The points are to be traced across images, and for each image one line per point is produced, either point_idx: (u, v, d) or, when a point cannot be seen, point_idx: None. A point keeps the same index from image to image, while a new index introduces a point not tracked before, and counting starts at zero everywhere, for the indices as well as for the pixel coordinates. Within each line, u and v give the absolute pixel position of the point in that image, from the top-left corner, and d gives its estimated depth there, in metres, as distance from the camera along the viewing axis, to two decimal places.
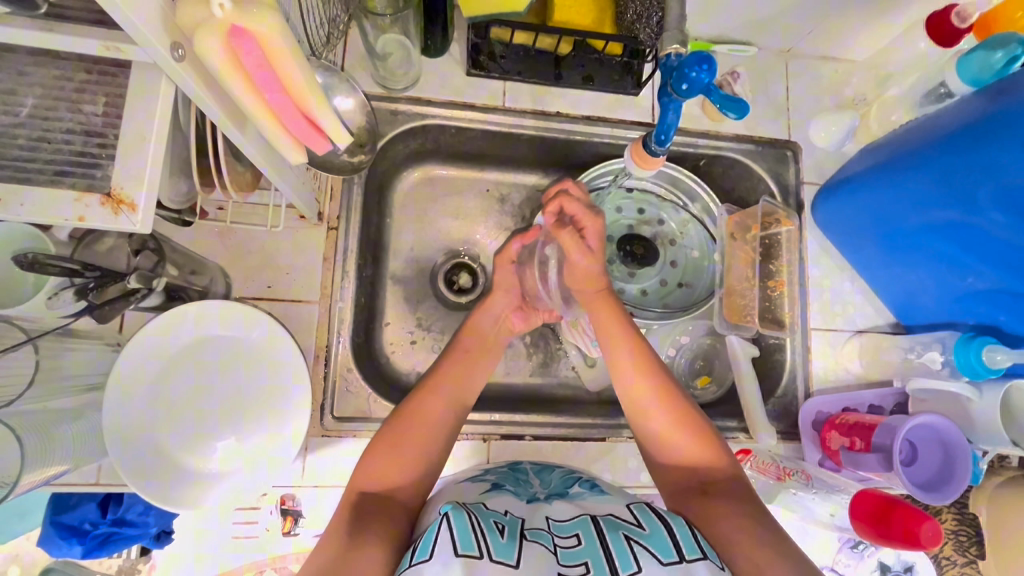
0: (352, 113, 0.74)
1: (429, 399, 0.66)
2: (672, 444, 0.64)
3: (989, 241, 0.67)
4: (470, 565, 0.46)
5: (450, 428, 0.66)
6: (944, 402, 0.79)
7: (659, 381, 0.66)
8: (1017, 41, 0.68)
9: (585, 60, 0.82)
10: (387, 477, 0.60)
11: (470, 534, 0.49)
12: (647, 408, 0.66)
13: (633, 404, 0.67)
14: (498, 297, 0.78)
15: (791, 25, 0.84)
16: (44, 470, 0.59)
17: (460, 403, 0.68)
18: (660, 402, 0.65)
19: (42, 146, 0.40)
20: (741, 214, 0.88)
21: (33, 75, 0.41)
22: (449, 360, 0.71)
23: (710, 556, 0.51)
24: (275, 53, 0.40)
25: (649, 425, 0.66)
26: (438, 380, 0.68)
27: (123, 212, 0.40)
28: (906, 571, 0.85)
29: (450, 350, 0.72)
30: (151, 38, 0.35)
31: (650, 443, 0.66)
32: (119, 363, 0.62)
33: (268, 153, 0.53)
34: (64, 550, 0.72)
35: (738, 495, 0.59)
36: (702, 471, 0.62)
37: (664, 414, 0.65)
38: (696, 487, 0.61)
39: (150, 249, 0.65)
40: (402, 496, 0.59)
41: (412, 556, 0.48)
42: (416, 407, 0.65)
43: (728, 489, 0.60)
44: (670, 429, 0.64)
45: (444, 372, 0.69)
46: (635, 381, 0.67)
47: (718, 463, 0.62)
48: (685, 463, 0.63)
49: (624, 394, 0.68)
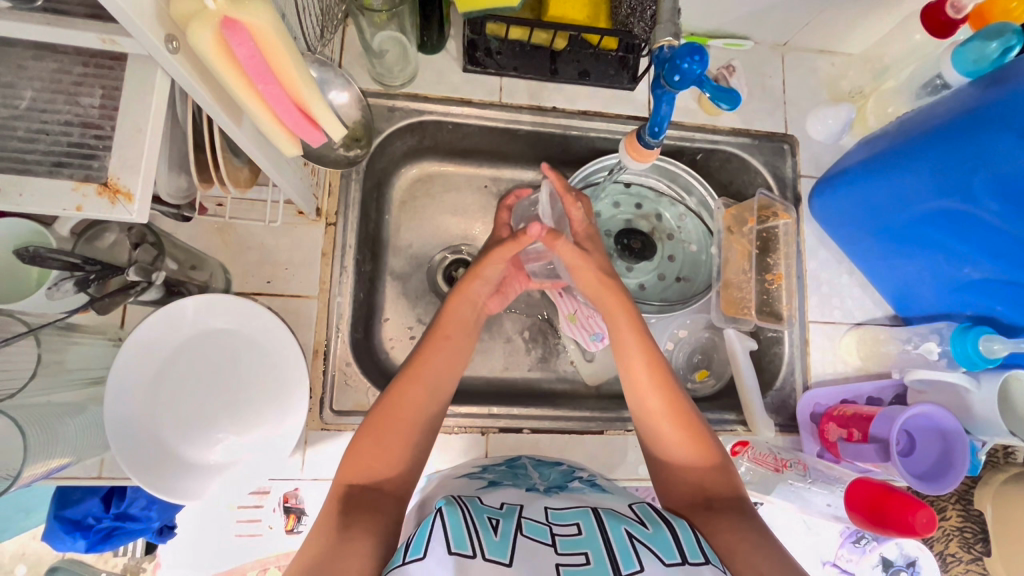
0: (346, 107, 0.75)
1: (411, 390, 0.64)
2: (679, 456, 0.64)
3: (990, 233, 0.66)
4: (462, 563, 0.46)
5: (433, 418, 0.65)
6: (942, 394, 0.79)
7: (673, 395, 0.66)
8: (1012, 31, 0.67)
9: (581, 56, 0.81)
10: (374, 470, 0.59)
11: (463, 533, 0.49)
12: (658, 420, 0.65)
13: (644, 414, 0.67)
14: (476, 284, 0.75)
15: (786, 19, 0.85)
16: (46, 463, 0.59)
17: (442, 390, 0.67)
18: (672, 414, 0.65)
19: (40, 138, 0.41)
20: (738, 207, 0.87)
21: (33, 68, 0.42)
22: (428, 346, 0.69)
23: (713, 560, 0.51)
24: (267, 42, 0.41)
25: (657, 434, 0.65)
26: (415, 370, 0.66)
27: (119, 202, 0.41)
28: (908, 566, 0.84)
29: (431, 336, 0.71)
30: (145, 31, 0.36)
31: (656, 453, 0.66)
32: (118, 358, 0.63)
33: (261, 142, 0.53)
34: (68, 543, 0.73)
35: (742, 506, 0.59)
36: (709, 487, 0.61)
37: (673, 426, 0.64)
38: (701, 501, 0.60)
39: (150, 242, 0.67)
40: (392, 487, 0.59)
41: (405, 553, 0.48)
42: (400, 399, 0.64)
43: (733, 503, 0.59)
44: (679, 441, 0.64)
45: (426, 359, 0.68)
46: (648, 390, 0.66)
47: (724, 478, 0.62)
48: (691, 477, 0.62)
49: (636, 403, 0.67)
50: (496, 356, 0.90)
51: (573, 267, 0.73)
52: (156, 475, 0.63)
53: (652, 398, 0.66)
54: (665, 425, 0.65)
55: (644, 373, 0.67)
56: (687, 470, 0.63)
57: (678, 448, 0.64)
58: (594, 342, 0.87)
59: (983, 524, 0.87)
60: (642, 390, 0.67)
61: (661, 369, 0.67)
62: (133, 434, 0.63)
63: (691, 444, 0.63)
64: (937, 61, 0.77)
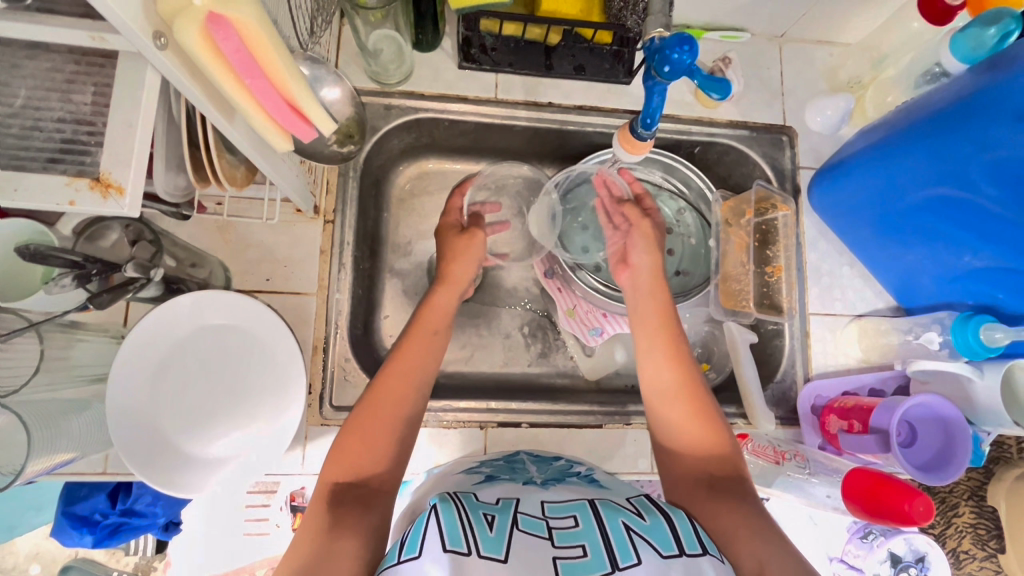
0: (339, 103, 0.74)
1: (393, 382, 0.65)
2: (687, 433, 0.63)
3: (989, 219, 0.66)
4: (457, 562, 0.46)
5: (418, 406, 0.65)
6: (944, 384, 0.78)
7: (686, 374, 0.66)
8: (1010, 16, 0.67)
9: (576, 50, 0.82)
10: (359, 467, 0.59)
11: (458, 530, 0.49)
12: (668, 397, 0.66)
13: (654, 389, 0.67)
14: (451, 287, 0.76)
15: (783, 10, 0.84)
16: (50, 458, 0.61)
17: (425, 379, 0.67)
18: (683, 391, 0.65)
19: (34, 135, 0.42)
20: (736, 200, 0.87)
21: (26, 67, 0.43)
22: (411, 337, 0.69)
23: (712, 551, 0.51)
24: (254, 39, 0.42)
25: (666, 411, 0.65)
26: (398, 363, 0.66)
27: (111, 196, 0.42)
28: (918, 562, 0.83)
29: (413, 328, 0.71)
30: (132, 26, 0.36)
31: (664, 431, 0.65)
32: (123, 346, 0.64)
33: (259, 142, 0.54)
34: (77, 539, 0.75)
35: (744, 491, 0.58)
36: (713, 465, 0.61)
37: (684, 402, 0.65)
38: (704, 479, 0.60)
39: (147, 239, 0.68)
40: (380, 484, 0.59)
41: (400, 552, 0.49)
42: (385, 392, 0.64)
43: (735, 483, 0.59)
44: (686, 418, 0.64)
45: (405, 353, 0.67)
46: (661, 368, 0.67)
47: (729, 458, 0.61)
48: (696, 460, 0.62)
49: (647, 378, 0.68)
50: (496, 352, 0.91)
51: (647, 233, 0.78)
52: (164, 471, 0.65)
53: (664, 377, 0.67)
54: (675, 403, 0.65)
55: (660, 351, 0.69)
56: (693, 447, 0.63)
57: (687, 426, 0.64)
58: (593, 336, 0.88)
59: (996, 520, 0.86)
60: (657, 363, 0.68)
61: (675, 347, 0.68)
62: (137, 428, 0.64)
63: (701, 424, 0.63)
64: (936, 49, 0.76)
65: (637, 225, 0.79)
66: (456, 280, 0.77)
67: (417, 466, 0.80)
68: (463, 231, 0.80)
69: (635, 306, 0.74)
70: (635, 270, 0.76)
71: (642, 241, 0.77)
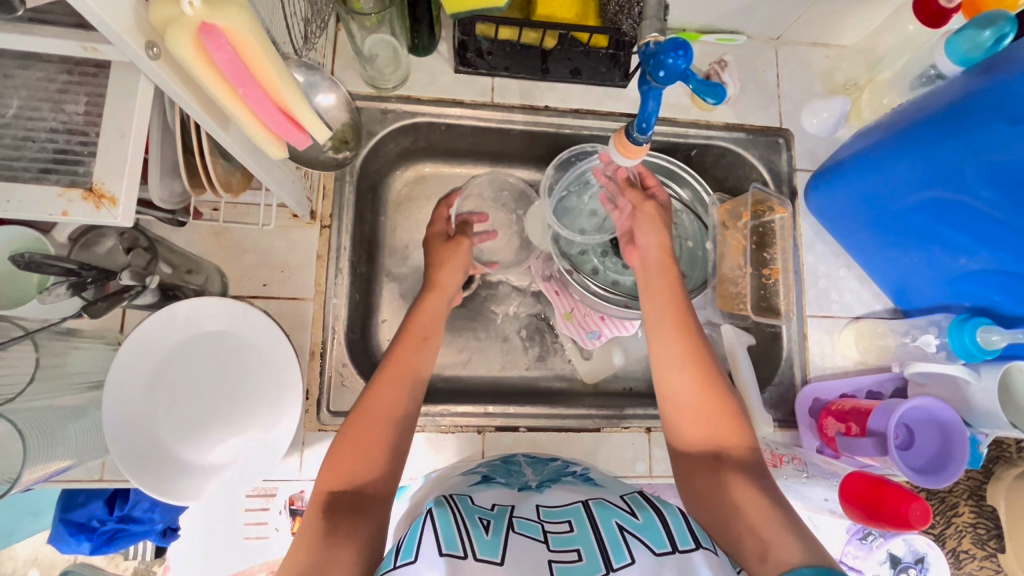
0: (334, 109, 0.74)
1: (385, 391, 0.64)
2: (696, 406, 0.63)
3: (982, 221, 0.66)
4: (454, 564, 0.46)
5: (413, 411, 0.66)
6: (942, 386, 0.78)
7: (695, 348, 0.66)
8: (1005, 19, 0.67)
9: (572, 54, 0.80)
10: (355, 475, 0.59)
11: (455, 534, 0.49)
12: (677, 372, 0.65)
13: (662, 362, 0.67)
14: (440, 295, 0.76)
15: (779, 13, 0.84)
16: (47, 467, 0.60)
17: (417, 385, 0.67)
18: (692, 364, 0.65)
19: (26, 146, 0.43)
20: (732, 203, 0.88)
21: (19, 77, 0.43)
22: (402, 344, 0.69)
23: (704, 543, 0.51)
24: (246, 49, 0.42)
25: (674, 385, 0.65)
26: (394, 369, 0.66)
27: (104, 207, 0.42)
28: (918, 562, 0.83)
29: (406, 334, 0.71)
30: (123, 36, 0.36)
31: (671, 404, 0.65)
32: (118, 356, 0.64)
33: (252, 148, 0.54)
34: (74, 545, 0.75)
35: (754, 467, 0.59)
36: (723, 441, 0.61)
37: (692, 375, 0.65)
38: (713, 455, 0.61)
39: (142, 246, 0.67)
40: (376, 490, 0.59)
41: (396, 556, 0.49)
42: (378, 399, 0.64)
43: (745, 460, 0.60)
44: (695, 392, 0.64)
45: (398, 361, 0.67)
46: (667, 340, 0.67)
47: (739, 433, 0.62)
48: (700, 430, 0.63)
49: (656, 351, 0.68)
50: (494, 356, 0.90)
51: (648, 214, 0.75)
52: (162, 480, 0.65)
53: (673, 350, 0.66)
54: (681, 374, 0.65)
55: (667, 326, 0.68)
56: (702, 421, 0.63)
57: (695, 400, 0.64)
58: (590, 340, 0.88)
59: (996, 519, 0.86)
60: (665, 336, 0.67)
61: (684, 321, 0.68)
62: (134, 435, 0.64)
63: (707, 397, 0.63)
64: (931, 51, 0.76)
65: (640, 207, 0.76)
66: (443, 289, 0.77)
67: (416, 471, 0.80)
68: (449, 240, 0.81)
69: (645, 281, 0.72)
70: (642, 251, 0.74)
71: (648, 222, 0.74)
